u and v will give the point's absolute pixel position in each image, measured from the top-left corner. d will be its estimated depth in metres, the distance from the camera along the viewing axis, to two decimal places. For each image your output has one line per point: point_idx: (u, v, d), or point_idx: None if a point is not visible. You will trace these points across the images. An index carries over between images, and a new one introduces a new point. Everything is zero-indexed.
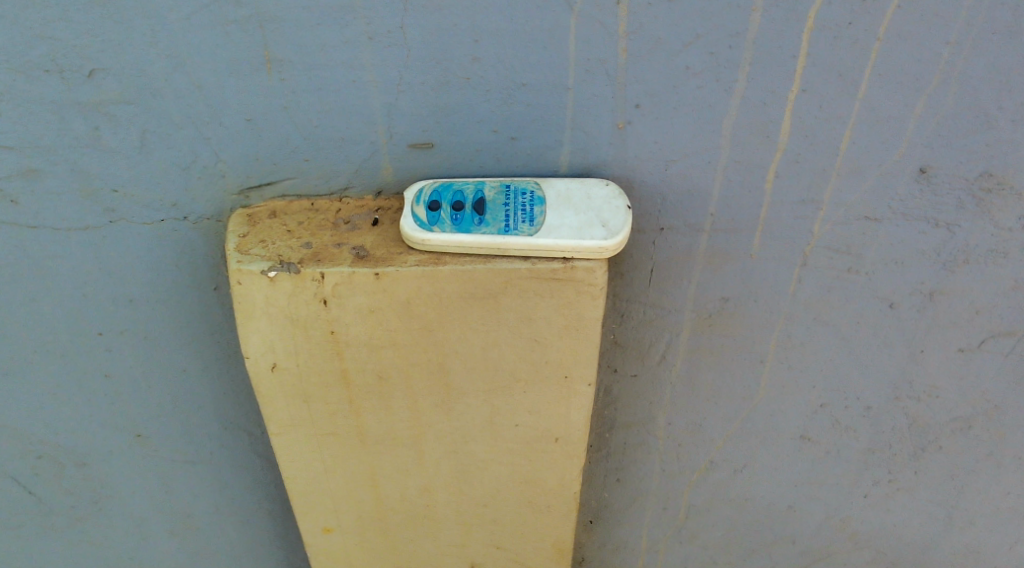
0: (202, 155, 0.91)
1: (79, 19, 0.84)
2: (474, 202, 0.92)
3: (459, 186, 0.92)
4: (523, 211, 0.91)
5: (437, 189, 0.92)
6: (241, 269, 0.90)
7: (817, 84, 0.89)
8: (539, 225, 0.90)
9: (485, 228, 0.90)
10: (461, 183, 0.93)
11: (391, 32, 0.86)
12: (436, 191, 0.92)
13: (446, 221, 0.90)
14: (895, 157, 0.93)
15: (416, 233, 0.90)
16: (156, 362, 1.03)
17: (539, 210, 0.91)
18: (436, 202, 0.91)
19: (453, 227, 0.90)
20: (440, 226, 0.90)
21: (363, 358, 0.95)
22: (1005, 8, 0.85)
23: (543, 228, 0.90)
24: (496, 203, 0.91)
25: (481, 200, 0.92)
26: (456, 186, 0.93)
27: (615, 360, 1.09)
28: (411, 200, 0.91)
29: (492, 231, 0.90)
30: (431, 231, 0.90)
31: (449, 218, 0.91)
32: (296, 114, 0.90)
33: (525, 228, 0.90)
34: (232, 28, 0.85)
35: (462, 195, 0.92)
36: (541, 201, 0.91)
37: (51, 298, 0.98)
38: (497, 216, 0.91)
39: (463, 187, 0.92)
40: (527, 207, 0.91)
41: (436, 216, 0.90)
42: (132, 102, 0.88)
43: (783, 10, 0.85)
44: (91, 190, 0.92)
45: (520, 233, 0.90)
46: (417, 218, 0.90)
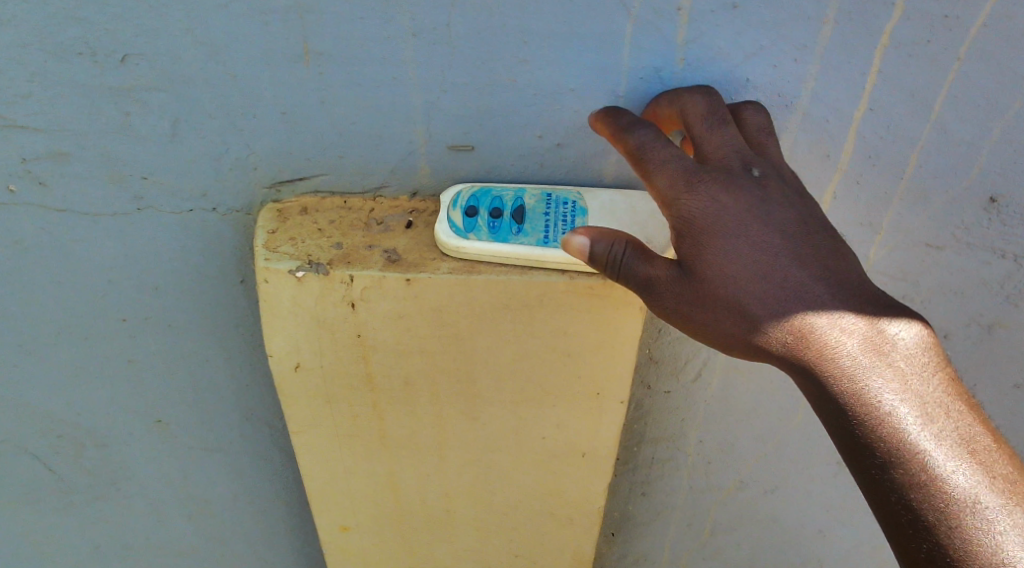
0: (235, 147, 0.88)
1: (115, 3, 0.80)
2: (513, 211, 0.88)
3: (498, 192, 0.89)
4: (565, 222, 0.87)
5: (475, 194, 0.88)
6: (269, 267, 0.86)
7: (886, 102, 0.84)
8: None
9: (523, 238, 0.87)
10: (500, 189, 0.89)
11: (436, 29, 0.82)
12: (474, 196, 0.88)
13: (483, 228, 0.87)
14: (965, 184, 0.88)
15: (451, 239, 0.86)
16: (179, 349, 1.00)
17: (581, 222, 0.87)
18: (473, 207, 0.88)
19: (490, 235, 0.87)
20: (476, 233, 0.87)
21: (389, 363, 0.92)
22: None
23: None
24: (535, 212, 0.88)
25: (520, 209, 0.88)
26: (495, 192, 0.89)
27: (648, 376, 1.04)
28: (447, 204, 0.88)
29: (530, 242, 0.86)
30: (467, 238, 0.86)
31: (486, 225, 0.87)
32: (334, 109, 0.86)
33: None
34: (272, 19, 0.81)
35: (500, 202, 0.88)
36: (583, 212, 0.87)
37: (76, 281, 0.95)
38: (536, 227, 0.87)
39: (502, 193, 0.89)
40: (568, 217, 0.87)
41: (472, 222, 0.87)
42: (165, 88, 0.84)
43: (856, 22, 0.80)
44: (121, 176, 0.89)
45: (559, 246, 0.86)
46: (452, 224, 0.87)
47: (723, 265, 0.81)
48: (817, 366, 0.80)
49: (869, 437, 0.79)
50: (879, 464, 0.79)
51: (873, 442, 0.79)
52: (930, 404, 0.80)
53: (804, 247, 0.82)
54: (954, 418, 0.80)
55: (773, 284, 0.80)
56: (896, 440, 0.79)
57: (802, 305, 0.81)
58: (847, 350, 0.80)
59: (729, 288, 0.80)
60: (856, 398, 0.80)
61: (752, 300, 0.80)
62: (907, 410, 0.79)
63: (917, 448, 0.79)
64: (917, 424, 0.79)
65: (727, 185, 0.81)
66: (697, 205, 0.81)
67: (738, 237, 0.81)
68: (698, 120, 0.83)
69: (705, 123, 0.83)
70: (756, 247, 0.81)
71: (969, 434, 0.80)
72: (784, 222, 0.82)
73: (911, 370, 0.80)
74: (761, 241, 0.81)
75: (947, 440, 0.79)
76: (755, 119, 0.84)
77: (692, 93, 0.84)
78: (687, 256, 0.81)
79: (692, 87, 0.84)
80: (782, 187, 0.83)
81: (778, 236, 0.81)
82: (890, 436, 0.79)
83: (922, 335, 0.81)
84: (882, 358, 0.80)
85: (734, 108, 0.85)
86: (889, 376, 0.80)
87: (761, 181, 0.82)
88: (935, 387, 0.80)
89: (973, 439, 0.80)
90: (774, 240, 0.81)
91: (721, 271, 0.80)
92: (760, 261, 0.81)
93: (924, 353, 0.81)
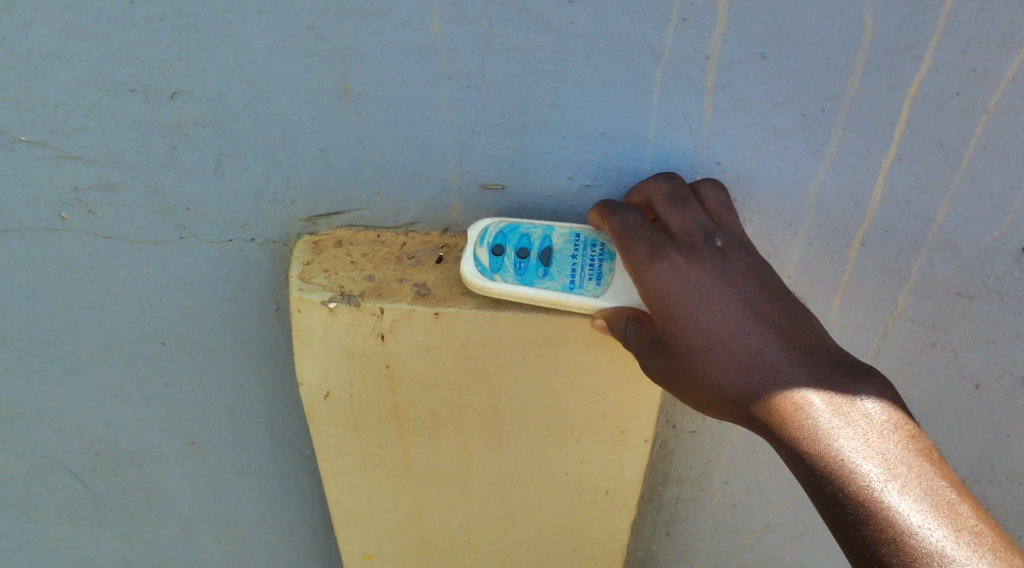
0: (275, 181, 0.91)
1: (166, 43, 0.83)
2: (540, 251, 0.88)
3: (526, 230, 0.89)
4: (591, 266, 0.87)
5: (503, 231, 0.89)
6: (302, 297, 0.88)
7: (916, 152, 0.85)
8: (605, 285, 0.87)
9: (549, 281, 0.87)
10: (529, 226, 0.89)
11: (471, 73, 0.84)
12: (502, 233, 0.89)
13: (509, 269, 0.87)
14: (995, 234, 0.88)
15: (476, 279, 0.87)
16: (215, 374, 1.03)
17: (607, 268, 0.87)
18: (499, 246, 0.88)
19: (516, 276, 0.87)
20: (502, 274, 0.87)
21: (416, 394, 0.93)
22: None
23: (610, 288, 0.86)
24: (563, 253, 0.88)
25: (548, 250, 0.88)
26: (524, 229, 0.89)
27: (673, 416, 1.05)
28: (475, 240, 0.88)
29: (556, 286, 0.87)
30: (492, 278, 0.87)
31: (512, 266, 0.88)
32: (372, 146, 0.88)
33: (590, 286, 0.87)
34: (315, 60, 0.84)
35: (528, 241, 0.89)
36: (610, 257, 0.88)
37: (118, 305, 0.98)
38: (563, 269, 0.88)
39: (530, 231, 0.89)
40: (595, 262, 0.88)
41: (499, 262, 0.88)
42: (211, 124, 0.87)
43: (884, 73, 0.82)
44: (166, 206, 0.92)
45: (585, 292, 0.86)
46: (479, 263, 0.87)
47: (689, 330, 0.81)
48: (775, 419, 0.77)
49: (834, 493, 0.74)
50: (848, 522, 0.73)
51: (840, 497, 0.74)
52: (898, 460, 0.74)
53: (762, 310, 0.81)
54: (925, 475, 0.74)
55: (732, 349, 0.80)
56: (861, 495, 0.73)
57: (758, 363, 0.79)
58: (807, 402, 0.77)
59: (694, 358, 0.80)
60: (817, 452, 0.75)
61: (711, 365, 0.80)
62: (871, 464, 0.74)
63: (884, 504, 0.73)
64: (882, 479, 0.73)
65: (691, 256, 0.83)
66: (663, 273, 0.82)
67: (700, 304, 0.81)
68: (661, 198, 0.86)
69: (668, 199, 0.86)
70: (720, 313, 0.81)
71: (944, 493, 0.73)
72: (746, 289, 0.82)
73: (876, 426, 0.75)
74: (724, 306, 0.81)
75: (919, 496, 0.73)
76: (717, 192, 0.88)
77: (656, 174, 0.88)
78: (660, 326, 0.82)
79: (658, 170, 0.89)
80: (749, 257, 0.84)
81: (740, 303, 0.81)
82: (854, 491, 0.73)
83: (889, 393, 0.77)
84: (844, 412, 0.76)
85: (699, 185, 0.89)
86: (851, 430, 0.75)
87: (725, 250, 0.84)
88: (901, 443, 0.75)
89: (948, 499, 0.73)
90: (736, 307, 0.81)
91: (687, 341, 0.81)
92: (725, 324, 0.81)
93: (891, 410, 0.76)
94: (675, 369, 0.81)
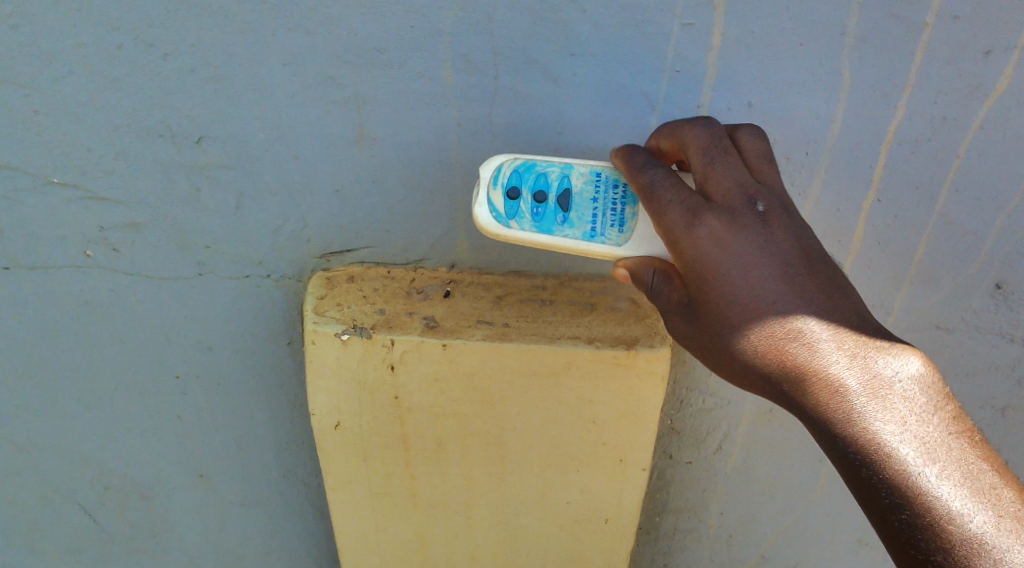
0: (292, 220, 0.95)
1: (195, 90, 0.89)
2: (558, 193, 0.86)
3: (543, 170, 0.87)
4: (613, 212, 0.86)
5: (518, 170, 0.86)
6: (316, 329, 0.93)
7: (895, 193, 0.90)
8: (628, 233, 0.85)
9: (569, 229, 0.86)
10: (545, 165, 0.87)
11: (479, 119, 0.90)
12: (517, 173, 0.86)
13: (525, 215, 0.86)
14: (972, 271, 0.93)
15: (493, 227, 0.85)
16: (227, 406, 1.06)
17: (631, 213, 0.86)
18: (514, 189, 0.86)
19: (533, 223, 0.86)
20: (518, 221, 0.85)
21: (423, 424, 0.98)
22: None
23: (632, 237, 0.85)
24: (582, 196, 0.86)
25: (566, 192, 0.86)
26: (540, 169, 0.87)
27: (670, 446, 1.09)
28: (488, 183, 0.86)
29: (577, 234, 0.86)
30: (509, 226, 0.85)
31: (529, 211, 0.86)
32: (383, 187, 0.93)
33: (612, 234, 0.86)
34: (333, 107, 0.89)
35: (544, 181, 0.86)
36: (633, 199, 0.86)
37: (137, 339, 1.02)
38: (583, 215, 0.86)
39: (547, 171, 0.87)
40: (617, 207, 0.86)
41: (515, 208, 0.85)
42: (233, 166, 0.92)
43: (863, 121, 0.88)
44: (187, 244, 0.96)
45: (607, 241, 0.85)
46: (494, 209, 0.85)
47: (728, 301, 0.78)
48: (815, 404, 0.77)
49: (875, 478, 0.75)
50: (889, 507, 0.75)
51: (878, 482, 0.75)
52: (935, 442, 0.76)
53: (802, 281, 0.79)
54: (960, 455, 0.76)
55: (772, 323, 0.78)
56: (901, 480, 0.75)
57: (798, 342, 0.78)
58: (846, 386, 0.77)
59: (735, 335, 0.78)
60: (857, 438, 0.76)
61: (748, 340, 0.78)
62: (911, 449, 0.76)
63: (923, 488, 0.75)
64: (922, 464, 0.75)
65: (731, 221, 0.79)
66: (700, 239, 0.79)
67: (740, 274, 0.78)
68: (697, 154, 0.82)
69: (704, 156, 0.82)
70: (761, 285, 0.78)
71: (977, 473, 0.76)
72: (787, 259, 0.79)
73: (912, 409, 0.77)
74: (765, 277, 0.79)
75: (955, 478, 0.75)
76: (755, 147, 0.84)
77: (692, 124, 0.83)
78: (694, 293, 0.79)
79: (694, 120, 0.84)
80: (790, 221, 0.81)
81: (780, 274, 0.79)
82: (895, 477, 0.75)
83: (923, 371, 0.78)
84: (882, 396, 0.77)
85: (737, 136, 0.84)
86: (890, 415, 0.76)
87: (766, 214, 0.80)
88: (936, 425, 0.77)
89: (982, 479, 0.76)
90: (777, 279, 0.79)
91: (727, 314, 0.78)
92: (765, 295, 0.78)
93: (925, 392, 0.78)
94: (715, 344, 0.79)
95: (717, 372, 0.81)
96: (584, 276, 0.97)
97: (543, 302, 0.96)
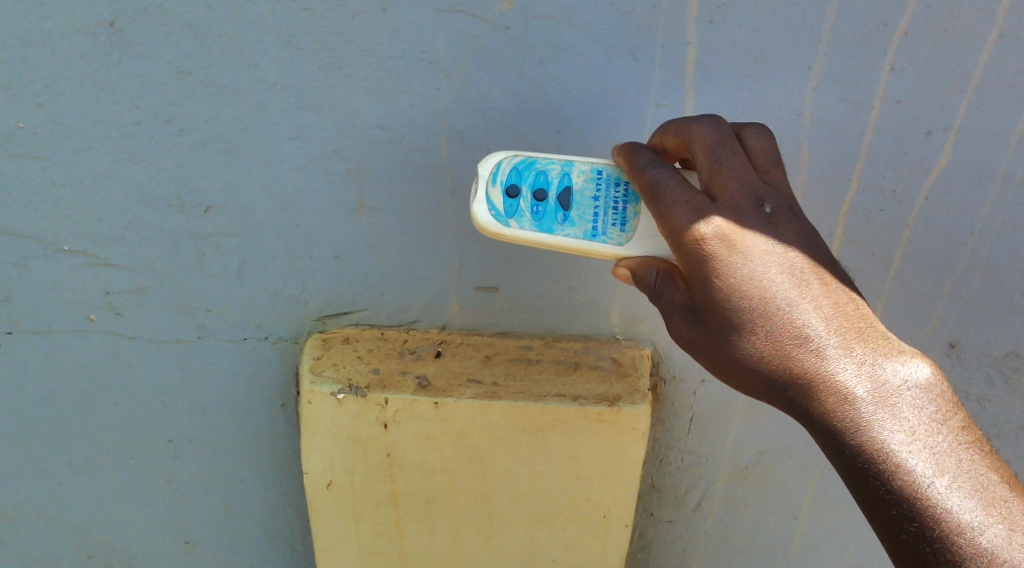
0: (291, 284, 1.00)
1: (205, 163, 0.94)
2: (558, 191, 0.89)
3: (542, 168, 0.89)
4: (614, 212, 0.88)
5: (517, 168, 0.88)
6: (314, 389, 0.98)
7: (855, 260, 0.97)
8: (629, 232, 0.87)
9: (570, 228, 0.88)
10: (545, 163, 0.89)
11: (471, 189, 0.95)
12: (516, 171, 0.88)
13: (525, 214, 0.88)
14: (927, 331, 0.99)
15: (493, 225, 0.87)
16: (217, 471, 1.08)
17: (632, 212, 0.88)
18: (514, 186, 0.88)
19: (532, 222, 0.88)
20: (518, 220, 0.88)
21: (414, 482, 1.01)
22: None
23: (634, 236, 0.87)
24: (582, 195, 0.88)
25: (567, 189, 0.89)
26: (540, 167, 0.89)
27: (651, 504, 1.11)
28: (486, 180, 0.88)
29: (578, 232, 0.88)
30: (509, 225, 0.87)
31: (529, 210, 0.88)
32: (379, 253, 0.99)
33: (613, 233, 0.88)
34: (335, 178, 0.95)
35: (544, 179, 0.89)
36: (634, 198, 0.88)
37: (134, 402, 1.05)
38: (584, 214, 0.88)
39: (546, 169, 0.89)
40: (618, 205, 0.88)
41: (514, 207, 0.88)
42: (238, 234, 0.98)
43: (823, 192, 0.94)
44: (189, 308, 1.01)
45: (609, 239, 0.88)
46: (493, 208, 0.87)
47: (737, 306, 0.80)
48: (826, 415, 0.79)
49: (883, 487, 0.78)
50: (898, 518, 0.78)
51: (887, 491, 0.78)
52: (942, 453, 0.79)
53: (810, 288, 0.81)
54: (966, 465, 0.79)
55: (781, 330, 0.80)
56: (910, 492, 0.78)
57: (809, 353, 0.80)
58: (855, 395, 0.79)
59: (744, 347, 0.80)
60: (865, 447, 0.79)
61: (756, 345, 0.80)
62: (919, 460, 0.78)
63: (930, 498, 0.78)
64: (930, 475, 0.78)
65: (738, 221, 0.81)
66: (706, 238, 0.80)
67: (749, 277, 0.80)
68: (703, 152, 0.83)
69: (711, 154, 0.83)
70: (769, 288, 0.80)
71: (983, 482, 0.79)
72: (793, 261, 0.81)
73: (920, 420, 0.79)
74: (773, 285, 0.80)
75: (960, 489, 0.78)
76: (761, 147, 0.85)
77: (699, 122, 0.85)
78: (698, 297, 0.81)
79: (701, 118, 0.85)
80: (795, 222, 0.83)
81: (789, 284, 0.81)
82: (903, 488, 0.78)
83: (929, 380, 0.81)
84: (891, 405, 0.79)
85: (743, 135, 0.86)
86: (897, 424, 0.79)
87: (772, 215, 0.82)
88: (941, 435, 0.79)
89: (986, 487, 0.79)
90: (787, 289, 0.80)
91: (735, 323, 0.80)
92: (773, 300, 0.80)
93: (931, 399, 0.80)
94: (724, 356, 0.81)
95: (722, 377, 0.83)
96: (567, 336, 1.03)
97: (530, 361, 1.01)
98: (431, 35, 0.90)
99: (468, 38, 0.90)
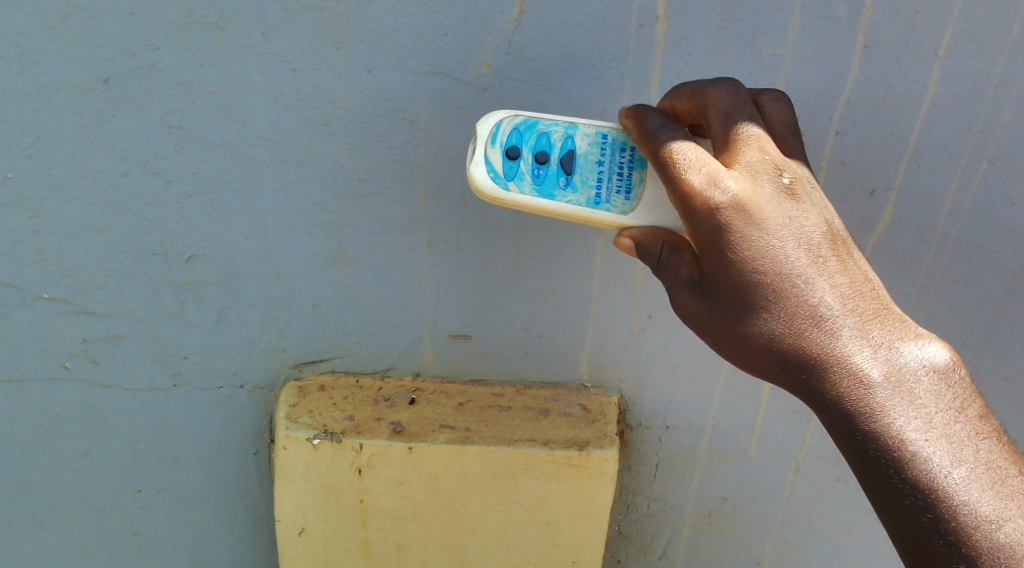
0: (269, 332, 1.03)
1: (187, 213, 0.97)
2: (560, 154, 0.90)
3: (544, 129, 0.90)
4: (619, 178, 0.89)
5: (518, 128, 0.89)
6: (290, 435, 0.99)
7: None
8: (635, 200, 0.88)
9: (572, 194, 0.89)
10: (548, 125, 0.90)
11: (447, 240, 0.99)
12: (517, 132, 0.89)
13: (525, 178, 0.88)
14: None
15: (494, 189, 0.87)
16: (186, 521, 1.09)
17: (637, 179, 0.89)
18: (515, 148, 0.89)
19: (533, 187, 0.88)
20: (519, 184, 0.88)
21: (386, 528, 1.03)
22: (963, 262, 0.98)
23: (639, 205, 0.88)
24: (586, 159, 0.89)
25: (570, 152, 0.90)
26: (543, 130, 0.90)
27: (618, 552, 1.13)
28: (485, 139, 0.88)
29: (580, 199, 0.88)
30: (510, 188, 0.88)
31: (529, 173, 0.88)
32: (357, 302, 1.02)
33: (617, 201, 0.89)
34: (317, 229, 0.98)
35: (546, 143, 0.90)
36: (640, 164, 0.89)
37: (106, 451, 1.06)
38: (587, 180, 0.89)
39: (549, 131, 0.90)
40: (623, 172, 0.89)
41: (515, 171, 0.88)
42: (219, 283, 1.00)
43: None
44: (166, 356, 1.03)
45: (612, 208, 0.88)
46: (493, 170, 0.88)
47: (753, 285, 0.81)
48: (840, 396, 0.81)
49: (896, 474, 0.79)
50: (912, 507, 0.79)
51: (901, 478, 0.79)
52: (958, 443, 0.80)
53: (828, 271, 0.82)
54: (983, 455, 0.80)
55: (797, 311, 0.81)
56: (926, 481, 0.79)
57: (825, 334, 0.81)
58: (871, 378, 0.81)
59: (759, 327, 0.81)
60: (880, 430, 0.80)
61: (772, 327, 0.81)
62: (936, 448, 0.79)
63: (944, 488, 0.78)
64: (946, 463, 0.79)
65: (757, 191, 0.82)
66: (721, 207, 0.80)
67: (766, 253, 0.81)
68: (718, 117, 0.86)
69: (727, 119, 0.85)
70: (787, 268, 0.81)
71: (1000, 472, 0.80)
72: (810, 238, 0.82)
73: (935, 408, 0.80)
74: (791, 264, 0.81)
75: (976, 479, 0.79)
76: (778, 114, 0.87)
77: (715, 86, 0.87)
78: (710, 272, 0.82)
79: (716, 81, 0.87)
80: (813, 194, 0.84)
81: (807, 264, 0.82)
82: (917, 475, 0.79)
83: (945, 365, 0.82)
84: (906, 390, 0.81)
85: (761, 101, 0.88)
86: (912, 410, 0.80)
87: (790, 189, 0.83)
88: (956, 424, 0.80)
89: (1002, 479, 0.79)
90: (806, 269, 0.81)
91: (750, 304, 0.81)
92: (790, 281, 0.81)
93: (945, 386, 0.81)
94: (739, 337, 0.82)
95: (733, 360, 0.84)
96: (538, 384, 1.06)
97: (502, 407, 1.03)
98: (411, 95, 0.94)
99: (447, 98, 0.94)
